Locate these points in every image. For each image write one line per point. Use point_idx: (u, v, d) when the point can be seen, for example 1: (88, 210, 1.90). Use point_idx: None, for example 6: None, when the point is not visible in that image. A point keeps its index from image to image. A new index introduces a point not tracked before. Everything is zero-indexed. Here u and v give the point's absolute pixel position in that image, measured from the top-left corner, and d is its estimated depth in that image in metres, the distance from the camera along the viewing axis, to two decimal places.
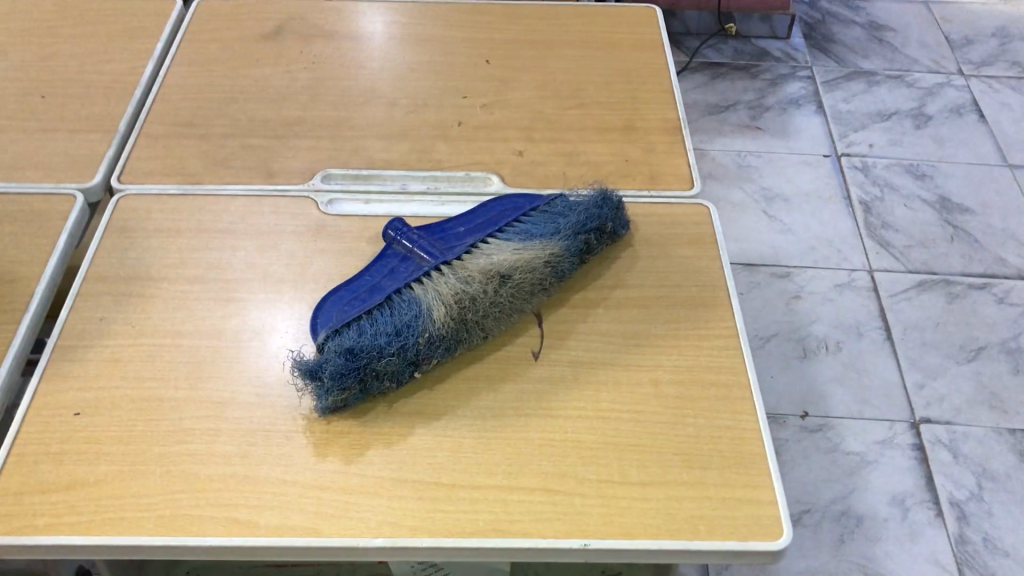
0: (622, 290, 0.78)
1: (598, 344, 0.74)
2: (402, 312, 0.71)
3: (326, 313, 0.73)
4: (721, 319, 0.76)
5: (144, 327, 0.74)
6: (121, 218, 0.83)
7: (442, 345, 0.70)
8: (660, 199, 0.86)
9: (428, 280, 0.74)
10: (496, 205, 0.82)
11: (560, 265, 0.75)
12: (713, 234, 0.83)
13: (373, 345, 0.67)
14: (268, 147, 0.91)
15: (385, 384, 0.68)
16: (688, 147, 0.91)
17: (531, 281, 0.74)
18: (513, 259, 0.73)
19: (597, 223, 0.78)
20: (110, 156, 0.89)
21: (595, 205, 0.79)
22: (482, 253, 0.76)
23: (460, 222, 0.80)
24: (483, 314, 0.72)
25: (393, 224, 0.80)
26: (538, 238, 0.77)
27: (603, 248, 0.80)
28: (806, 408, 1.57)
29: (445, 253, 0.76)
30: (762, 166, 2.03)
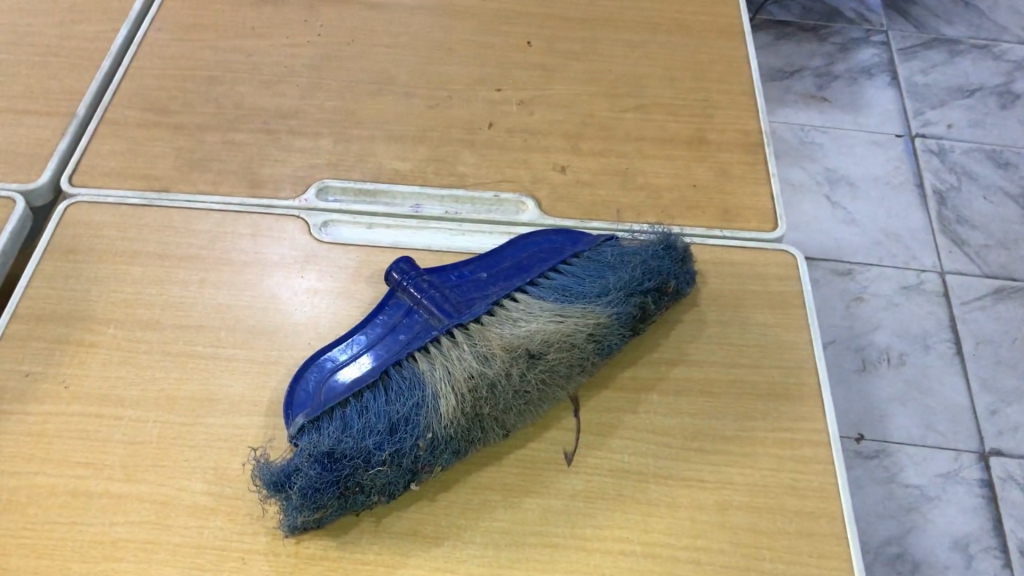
0: (681, 369, 0.61)
1: (650, 446, 0.58)
2: (400, 397, 0.55)
3: (305, 389, 0.57)
4: (808, 417, 0.60)
5: (78, 389, 0.59)
6: (66, 235, 0.67)
7: (449, 447, 0.54)
8: (735, 240, 0.69)
9: (436, 349, 0.57)
10: (530, 242, 0.64)
11: (608, 338, 0.59)
12: (800, 293, 0.66)
13: (358, 449, 0.52)
14: (254, 145, 0.74)
15: (372, 497, 0.53)
16: (771, 171, 0.73)
17: (570, 360, 0.57)
18: (547, 331, 0.57)
19: (658, 281, 0.61)
20: (63, 147, 0.73)
21: (656, 254, 0.62)
22: (508, 314, 0.59)
23: (483, 264, 0.63)
24: (505, 405, 0.56)
25: (398, 260, 0.63)
26: (580, 298, 0.60)
27: (663, 311, 0.63)
28: (863, 428, 1.37)
29: (461, 311, 0.60)
30: (828, 144, 1.82)
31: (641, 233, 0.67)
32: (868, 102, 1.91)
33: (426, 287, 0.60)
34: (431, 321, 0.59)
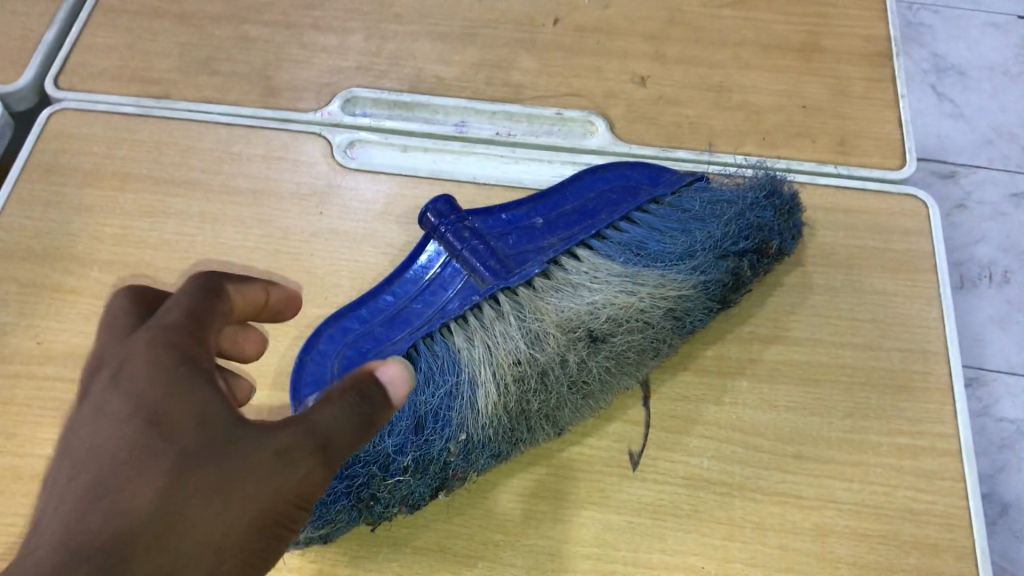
0: (778, 350, 0.50)
1: (734, 449, 0.47)
2: (430, 383, 0.44)
3: (314, 368, 0.45)
4: (935, 418, 0.48)
5: (54, 348, 0.50)
6: (48, 151, 0.57)
7: (488, 449, 0.44)
8: (854, 180, 0.56)
9: (476, 319, 0.46)
10: (597, 181, 0.51)
11: (691, 314, 0.47)
12: (931, 253, 0.53)
13: (376, 451, 0.42)
14: (273, 42, 0.62)
15: (392, 509, 0.43)
16: (901, 91, 0.59)
17: (641, 343, 0.46)
18: (616, 306, 0.45)
19: (759, 241, 0.48)
20: (51, 40, 0.62)
21: (759, 202, 0.49)
22: (567, 275, 0.47)
23: (539, 206, 0.50)
24: (559, 398, 0.44)
25: (437, 199, 0.49)
26: (658, 261, 0.48)
27: (759, 276, 0.50)
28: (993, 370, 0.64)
29: (512, 270, 0.47)
30: (938, 23, 0.84)
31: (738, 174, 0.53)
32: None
33: (469, 236, 0.47)
34: (472, 279, 0.47)
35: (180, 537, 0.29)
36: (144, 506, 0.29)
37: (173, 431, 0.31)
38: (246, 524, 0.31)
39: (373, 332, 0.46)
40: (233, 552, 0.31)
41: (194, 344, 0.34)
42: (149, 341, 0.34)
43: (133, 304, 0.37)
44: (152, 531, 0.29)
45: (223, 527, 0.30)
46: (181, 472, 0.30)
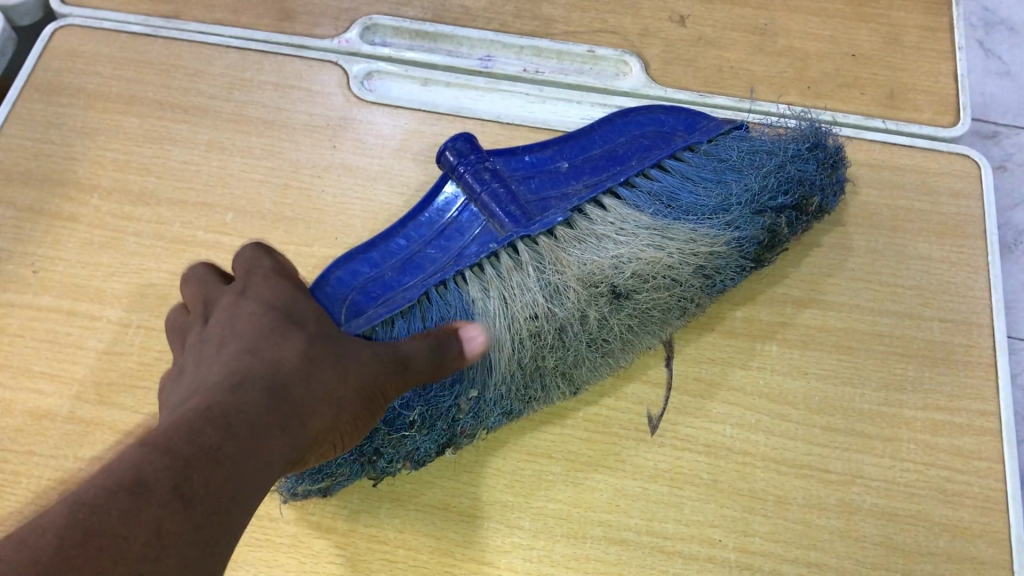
0: (813, 315, 0.47)
1: (759, 418, 0.44)
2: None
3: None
4: (976, 394, 0.45)
5: (49, 277, 0.47)
6: (49, 69, 0.54)
7: (500, 407, 0.42)
8: (902, 136, 0.52)
9: (493, 268, 0.42)
10: (628, 124, 0.47)
11: (721, 273, 0.44)
12: (982, 217, 0.50)
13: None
14: None
15: (396, 465, 0.41)
16: (959, 42, 0.55)
17: (667, 302, 0.43)
18: (641, 261, 0.42)
19: (798, 199, 0.44)
20: None
21: (800, 155, 0.45)
22: (591, 226, 0.44)
23: (566, 148, 0.46)
24: (575, 357, 0.42)
25: (455, 135, 0.45)
26: (689, 214, 0.44)
27: (798, 233, 0.47)
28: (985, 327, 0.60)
29: (536, 219, 0.43)
30: None
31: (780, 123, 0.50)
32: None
33: (490, 179, 0.43)
34: (492, 225, 0.43)
35: (319, 390, 0.35)
36: (293, 360, 0.35)
37: (301, 320, 0.37)
38: (363, 394, 0.37)
39: (382, 277, 0.42)
40: (352, 414, 0.36)
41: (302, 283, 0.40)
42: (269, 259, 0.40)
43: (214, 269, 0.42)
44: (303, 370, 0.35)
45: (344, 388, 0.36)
46: (314, 342, 0.36)
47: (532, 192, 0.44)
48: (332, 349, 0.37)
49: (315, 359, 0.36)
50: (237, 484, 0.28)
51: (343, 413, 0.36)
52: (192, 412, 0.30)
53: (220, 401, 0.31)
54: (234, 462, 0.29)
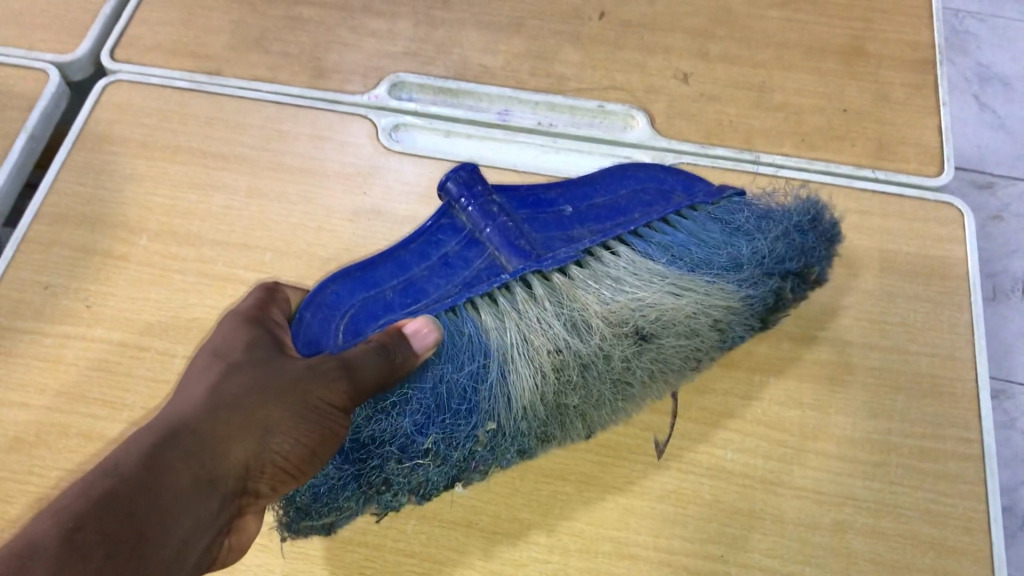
0: (807, 349, 0.50)
1: (759, 444, 0.48)
2: (457, 362, 0.45)
3: (316, 329, 0.44)
4: (959, 423, 0.48)
5: (101, 311, 0.51)
6: (101, 120, 0.59)
7: (516, 444, 0.43)
8: (890, 185, 0.56)
9: (506, 299, 0.46)
10: (630, 175, 0.50)
11: (731, 331, 0.47)
12: (965, 261, 0.53)
13: (397, 434, 0.42)
14: (323, 25, 0.63)
15: (401, 498, 0.42)
16: (943, 99, 0.60)
17: (685, 349, 0.46)
18: (658, 309, 0.45)
19: (805, 267, 0.47)
20: (107, 14, 0.64)
21: (806, 222, 0.47)
22: (604, 268, 0.47)
23: (570, 193, 0.48)
24: (592, 395, 0.44)
25: (463, 163, 0.47)
26: (701, 268, 0.47)
27: (800, 301, 0.49)
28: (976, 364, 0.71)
29: (540, 255, 0.46)
30: (983, 33, 0.91)
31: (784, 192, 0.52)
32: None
33: (497, 214, 0.46)
34: (496, 259, 0.46)
35: (246, 424, 0.38)
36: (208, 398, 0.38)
37: (230, 361, 0.41)
38: (301, 415, 0.39)
39: (383, 298, 0.45)
40: (294, 435, 0.39)
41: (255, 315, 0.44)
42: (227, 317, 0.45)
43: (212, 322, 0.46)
44: (227, 406, 0.38)
45: (268, 412, 0.39)
46: (235, 376, 0.40)
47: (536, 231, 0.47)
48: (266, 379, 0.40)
49: (245, 394, 0.39)
50: (137, 521, 0.32)
51: (279, 438, 0.39)
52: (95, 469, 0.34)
53: (127, 450, 0.35)
54: (134, 501, 0.32)
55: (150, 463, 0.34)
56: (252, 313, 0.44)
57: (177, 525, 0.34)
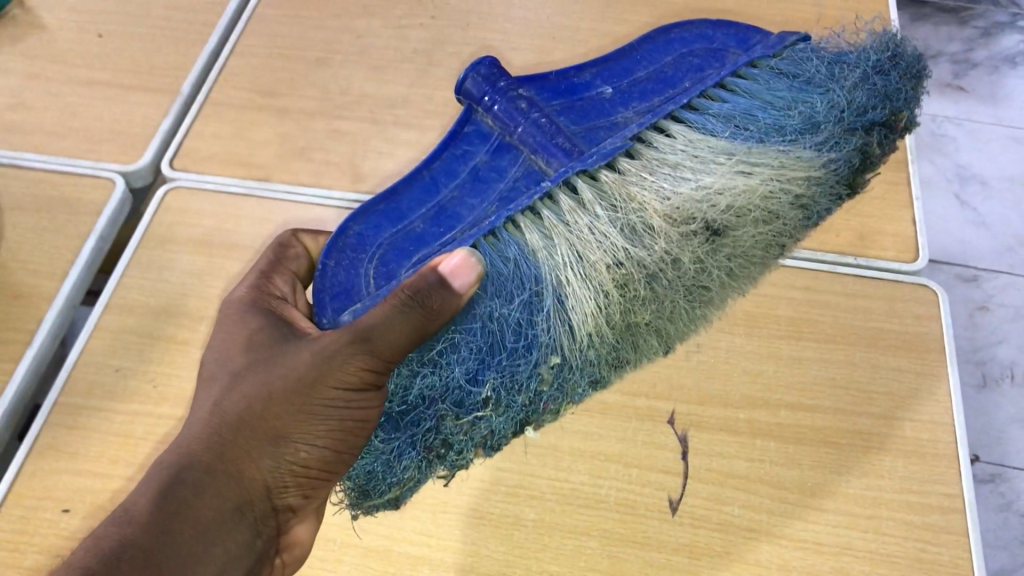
0: (804, 416, 0.56)
1: (762, 501, 0.53)
2: (506, 295, 0.46)
3: (346, 274, 0.46)
4: (942, 480, 0.53)
5: (167, 390, 0.57)
6: (163, 221, 0.66)
7: (588, 371, 0.46)
8: (871, 270, 0.63)
9: (551, 213, 0.49)
10: (670, 40, 0.56)
11: (817, 202, 0.51)
12: (942, 337, 0.59)
13: (446, 390, 0.44)
14: (359, 136, 0.71)
15: (468, 452, 0.45)
16: (916, 194, 0.67)
17: (767, 233, 0.49)
18: (734, 196, 0.48)
19: (889, 113, 0.51)
20: (166, 128, 0.72)
21: (882, 63, 0.53)
22: (661, 154, 0.51)
23: (605, 73, 0.55)
24: (673, 301, 0.47)
25: (480, 60, 0.53)
26: (783, 133, 0.51)
27: (888, 149, 0.55)
28: (972, 449, 0.97)
29: (586, 152, 0.50)
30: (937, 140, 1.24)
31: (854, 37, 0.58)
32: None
33: (526, 111, 0.50)
34: (534, 164, 0.50)
35: (258, 435, 0.44)
36: (219, 416, 0.44)
37: (238, 365, 0.46)
38: (312, 413, 0.44)
39: (413, 228, 0.48)
40: (310, 438, 0.44)
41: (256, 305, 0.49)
42: (237, 308, 0.49)
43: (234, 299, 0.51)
44: (237, 424, 0.44)
45: (272, 415, 0.44)
46: (241, 384, 0.45)
47: (577, 121, 0.53)
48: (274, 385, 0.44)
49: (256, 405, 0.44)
50: (162, 567, 0.39)
51: (295, 445, 0.44)
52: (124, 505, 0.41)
53: (151, 484, 0.42)
54: (153, 543, 0.40)
55: (167, 503, 0.41)
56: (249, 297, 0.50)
57: (202, 556, 0.41)
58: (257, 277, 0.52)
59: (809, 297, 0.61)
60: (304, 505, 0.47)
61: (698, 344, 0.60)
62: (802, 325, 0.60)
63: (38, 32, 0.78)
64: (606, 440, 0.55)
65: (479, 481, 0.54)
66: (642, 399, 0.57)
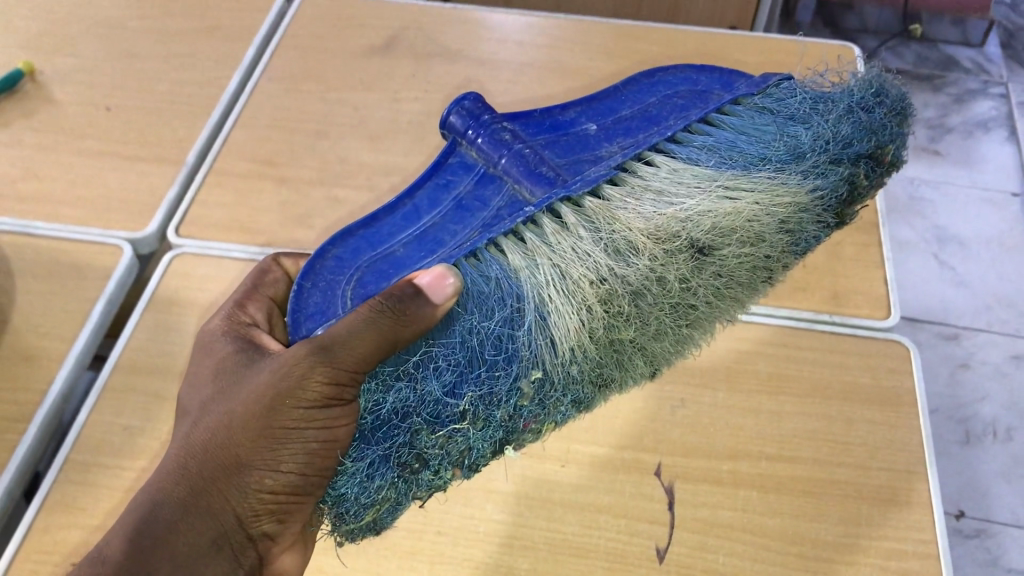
0: (783, 466, 0.59)
1: (746, 549, 0.55)
2: (487, 312, 0.51)
3: (324, 292, 0.52)
4: (917, 526, 0.56)
5: None
6: (169, 286, 0.69)
7: (569, 388, 0.50)
8: (845, 327, 0.66)
9: (535, 233, 0.55)
10: (652, 84, 0.66)
11: (805, 229, 0.57)
12: (914, 389, 0.62)
13: (421, 403, 0.48)
14: (357, 203, 0.75)
15: (445, 467, 0.48)
16: (887, 254, 0.70)
17: (749, 255, 0.55)
18: (711, 218, 0.55)
19: (874, 146, 0.58)
20: (172, 197, 0.75)
21: (867, 100, 0.61)
22: (647, 182, 0.58)
23: (589, 112, 0.63)
24: (658, 319, 0.52)
25: (465, 99, 0.61)
26: (768, 163, 0.58)
27: (875, 184, 0.62)
28: (959, 505, 1.12)
29: (567, 181, 0.57)
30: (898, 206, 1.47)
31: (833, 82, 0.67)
32: (986, 149, 1.56)
33: (510, 143, 0.58)
34: (518, 192, 0.57)
35: (225, 464, 0.48)
36: (193, 450, 0.49)
37: (215, 401, 0.51)
38: (273, 437, 0.47)
39: (396, 249, 0.54)
40: (275, 466, 0.47)
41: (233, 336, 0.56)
42: (220, 348, 0.55)
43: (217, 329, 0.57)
44: (205, 455, 0.49)
45: (233, 443, 0.48)
46: (213, 419, 0.50)
47: (563, 154, 0.60)
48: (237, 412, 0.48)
49: (222, 439, 0.48)
50: None
51: (259, 474, 0.48)
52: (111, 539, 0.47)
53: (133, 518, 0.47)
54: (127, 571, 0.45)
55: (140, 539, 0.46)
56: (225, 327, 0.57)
57: None
58: (232, 308, 0.58)
59: (787, 353, 0.64)
60: (283, 536, 0.50)
61: (682, 398, 0.62)
62: (780, 380, 0.63)
63: (49, 106, 0.81)
64: (595, 492, 0.58)
65: (471, 533, 0.56)
66: (628, 452, 0.60)
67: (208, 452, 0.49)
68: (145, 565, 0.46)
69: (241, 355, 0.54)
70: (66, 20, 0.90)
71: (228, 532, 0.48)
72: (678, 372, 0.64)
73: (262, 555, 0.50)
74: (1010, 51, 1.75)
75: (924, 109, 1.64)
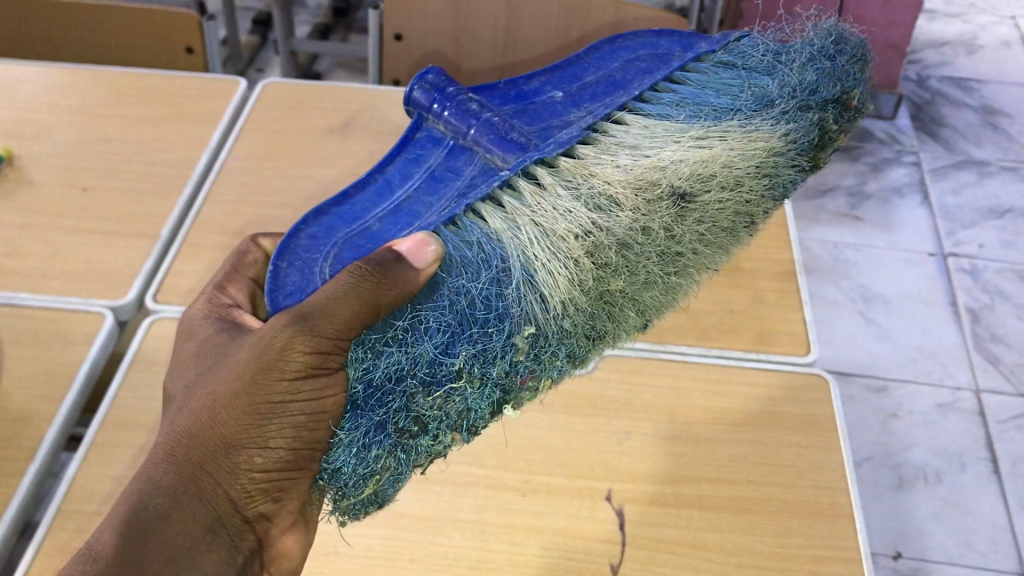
0: (720, 487, 0.65)
1: (690, 563, 0.61)
2: (474, 274, 0.58)
3: (302, 272, 0.58)
4: (842, 536, 0.62)
5: None
6: (151, 348, 0.74)
7: (563, 340, 0.57)
8: (771, 363, 0.73)
9: (511, 200, 0.63)
10: (614, 50, 0.77)
11: (780, 174, 0.66)
12: (833, 415, 0.70)
13: (414, 367, 0.53)
14: None
15: (447, 429, 0.54)
16: (805, 298, 0.79)
17: (722, 203, 0.63)
18: (683, 169, 0.63)
19: (839, 91, 0.68)
20: (148, 267, 0.81)
21: (828, 49, 0.71)
22: (619, 142, 0.67)
23: (553, 81, 0.73)
24: (645, 268, 0.59)
25: (423, 80, 0.71)
26: (740, 112, 0.68)
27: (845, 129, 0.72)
28: (895, 546, 1.18)
29: (541, 147, 0.66)
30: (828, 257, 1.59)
31: (795, 30, 0.77)
32: (902, 213, 1.68)
33: (479, 113, 0.67)
34: (491, 162, 0.66)
35: (215, 445, 0.53)
36: (179, 436, 0.54)
37: (199, 387, 0.57)
38: (255, 411, 0.53)
39: (372, 219, 0.62)
40: (263, 443, 0.53)
41: (211, 324, 0.62)
42: (200, 342, 0.61)
43: (197, 317, 0.64)
44: (191, 440, 0.54)
45: (218, 424, 0.53)
46: (199, 402, 0.55)
47: (531, 122, 0.70)
48: (223, 391, 0.54)
49: (209, 420, 0.54)
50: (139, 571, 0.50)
51: (248, 453, 0.53)
52: (110, 524, 0.52)
53: (130, 506, 0.53)
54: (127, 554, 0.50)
55: (133, 532, 0.51)
56: (205, 309, 0.64)
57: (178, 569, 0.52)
58: (213, 292, 0.66)
59: (720, 388, 0.71)
60: (279, 514, 0.56)
61: (628, 430, 0.69)
62: (715, 413, 0.70)
63: (27, 187, 0.86)
64: (553, 517, 0.63)
65: (442, 558, 0.61)
66: (582, 480, 0.66)
67: (195, 438, 0.54)
68: (142, 553, 0.51)
69: (219, 342, 0.60)
70: (40, 110, 0.95)
71: (223, 516, 0.54)
72: (623, 408, 0.70)
73: (262, 537, 0.56)
74: (918, 123, 1.90)
75: (843, 177, 1.75)
